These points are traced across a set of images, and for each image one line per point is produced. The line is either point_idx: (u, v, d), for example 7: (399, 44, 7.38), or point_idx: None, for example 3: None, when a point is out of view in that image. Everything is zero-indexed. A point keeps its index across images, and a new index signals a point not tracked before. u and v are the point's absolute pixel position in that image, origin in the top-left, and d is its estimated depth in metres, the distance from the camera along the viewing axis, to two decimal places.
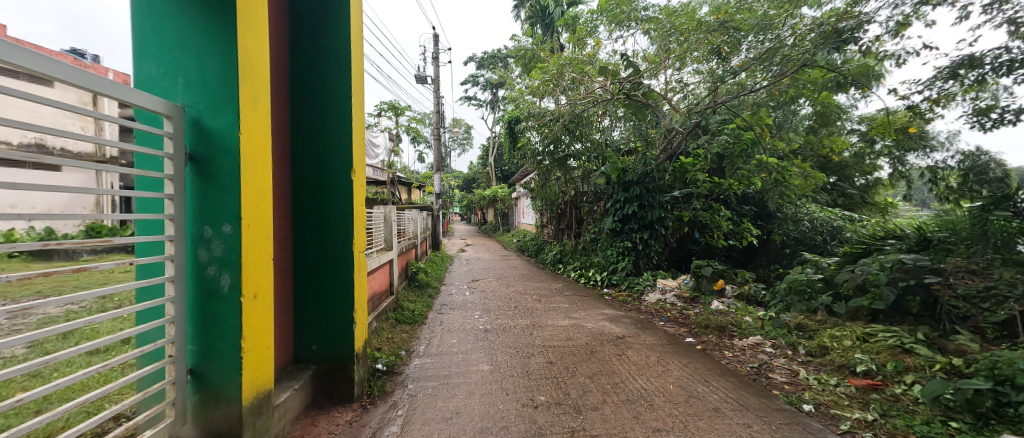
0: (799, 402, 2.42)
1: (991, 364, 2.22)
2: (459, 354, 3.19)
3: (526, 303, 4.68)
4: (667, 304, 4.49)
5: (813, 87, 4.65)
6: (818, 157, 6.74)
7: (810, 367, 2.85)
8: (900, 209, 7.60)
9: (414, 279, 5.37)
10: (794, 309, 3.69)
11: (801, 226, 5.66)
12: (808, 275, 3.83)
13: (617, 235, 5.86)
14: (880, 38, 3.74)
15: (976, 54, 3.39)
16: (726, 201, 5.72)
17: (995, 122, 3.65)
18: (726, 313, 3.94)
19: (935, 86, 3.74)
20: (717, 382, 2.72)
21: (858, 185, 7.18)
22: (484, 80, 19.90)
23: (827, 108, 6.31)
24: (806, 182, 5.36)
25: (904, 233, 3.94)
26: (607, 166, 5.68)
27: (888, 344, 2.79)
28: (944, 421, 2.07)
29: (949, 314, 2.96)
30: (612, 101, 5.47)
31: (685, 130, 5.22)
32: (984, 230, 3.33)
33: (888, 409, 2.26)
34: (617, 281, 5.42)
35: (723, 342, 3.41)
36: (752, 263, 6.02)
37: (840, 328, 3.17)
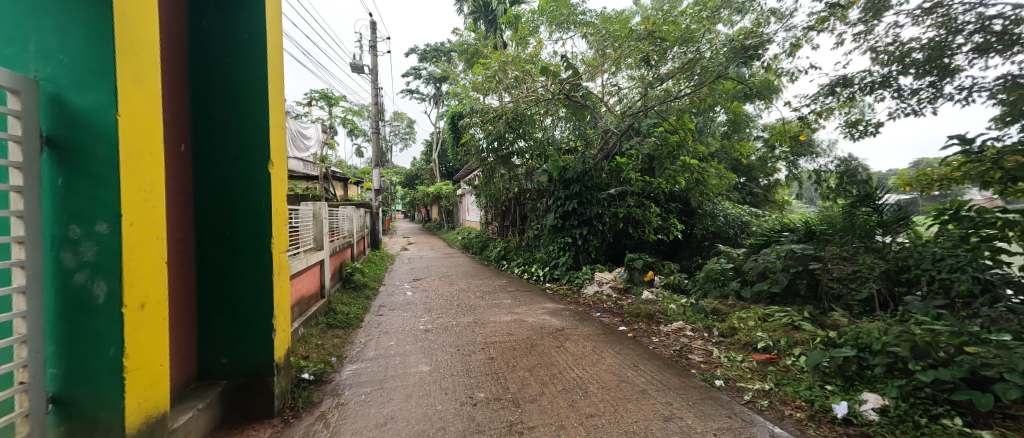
0: (712, 379, 2.72)
1: (856, 334, 2.67)
2: (396, 357, 3.06)
3: (469, 301, 4.64)
4: (603, 295, 4.73)
5: (726, 96, 5.15)
6: (731, 160, 7.51)
7: (722, 346, 3.20)
8: (794, 207, 8.80)
9: (350, 280, 5.06)
10: (711, 296, 4.12)
11: (717, 221, 6.24)
12: (722, 265, 4.29)
13: (558, 231, 6.02)
14: (778, 57, 4.28)
15: (848, 76, 4.01)
16: (655, 199, 6.17)
17: (861, 133, 4.36)
18: (654, 302, 4.27)
19: (818, 101, 4.37)
20: (645, 366, 2.93)
21: (762, 185, 8.16)
22: (428, 74, 19.40)
23: (739, 117, 7.03)
24: (721, 182, 5.95)
25: (795, 227, 4.58)
26: (549, 164, 5.81)
27: (782, 323, 3.22)
28: (821, 385, 2.46)
29: (828, 294, 3.51)
30: (553, 101, 5.62)
31: (619, 132, 5.54)
32: (852, 224, 3.97)
33: (781, 378, 2.63)
34: (558, 276, 5.60)
35: (651, 329, 3.69)
36: (677, 255, 6.57)
37: (745, 311, 3.60)
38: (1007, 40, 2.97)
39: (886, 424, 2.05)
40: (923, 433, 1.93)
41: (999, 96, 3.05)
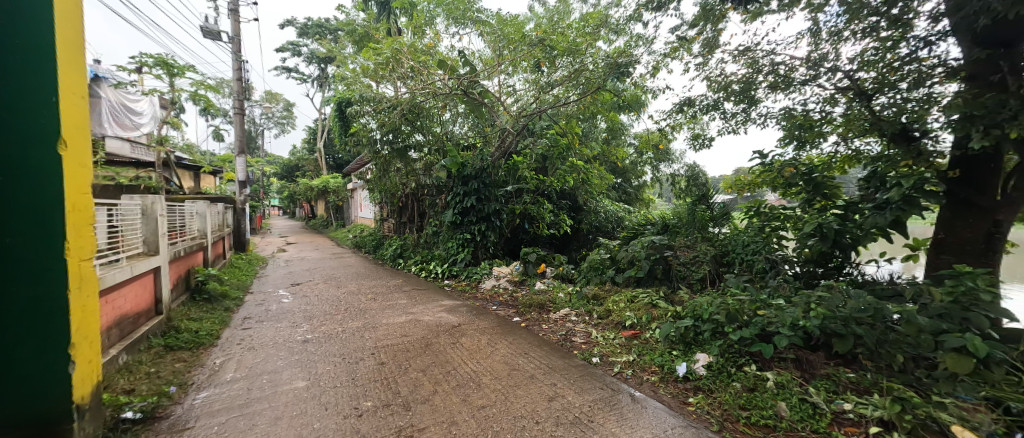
0: (590, 357, 3.08)
1: (693, 307, 3.31)
2: (264, 376, 2.64)
3: (359, 304, 4.29)
4: (500, 289, 4.90)
5: (606, 106, 5.80)
6: (610, 163, 8.50)
7: (599, 327, 3.63)
8: (657, 204, 10.45)
9: (203, 290, 4.18)
10: (592, 282, 4.64)
11: (599, 216, 7.02)
12: (602, 255, 4.86)
13: (457, 227, 6.00)
14: (644, 75, 4.99)
15: (691, 98, 4.92)
16: (549, 196, 6.63)
17: (701, 146, 5.39)
18: (546, 292, 4.61)
19: (672, 116, 5.26)
20: (534, 352, 3.14)
21: (634, 186, 9.44)
22: (310, 52, 17.18)
23: (616, 125, 8.00)
24: (602, 182, 6.68)
25: (656, 222, 5.50)
26: (447, 159, 5.72)
27: (644, 302, 3.81)
28: (669, 351, 3.03)
29: (677, 276, 4.27)
30: (451, 96, 5.55)
31: (515, 132, 5.77)
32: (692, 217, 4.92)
33: (642, 349, 3.13)
34: (457, 272, 5.58)
35: (542, 317, 3.97)
36: (567, 248, 7.20)
37: (618, 294, 4.15)
38: (786, 81, 3.98)
39: (710, 376, 2.64)
40: (732, 379, 2.57)
41: (780, 123, 4.10)
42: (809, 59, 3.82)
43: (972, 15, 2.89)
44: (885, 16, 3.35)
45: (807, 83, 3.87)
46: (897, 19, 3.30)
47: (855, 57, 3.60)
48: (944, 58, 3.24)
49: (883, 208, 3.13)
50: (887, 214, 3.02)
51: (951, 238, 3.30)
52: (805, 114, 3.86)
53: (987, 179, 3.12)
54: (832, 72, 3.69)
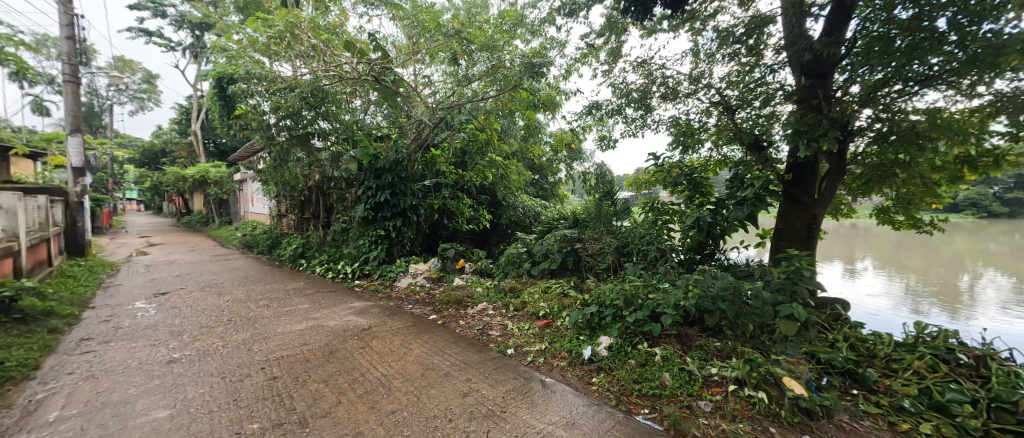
0: (505, 348, 3.16)
1: (597, 294, 3.60)
2: (108, 409, 2.12)
3: (249, 313, 3.74)
4: (416, 286, 4.73)
5: (523, 104, 5.93)
6: (528, 160, 8.78)
7: (515, 319, 3.74)
8: (571, 200, 11.12)
9: (14, 309, 3.21)
10: (510, 276, 4.76)
11: (517, 211, 7.20)
12: (519, 249, 5.02)
13: (369, 223, 5.61)
14: (557, 77, 5.24)
15: (598, 102, 5.33)
16: (468, 191, 6.63)
17: (606, 146, 5.89)
18: (464, 287, 4.59)
19: (582, 118, 5.63)
20: (449, 349, 3.10)
21: (550, 182, 9.90)
22: (182, 15, 14.33)
23: (533, 123, 8.28)
24: (519, 178, 6.77)
25: (568, 217, 5.88)
26: (356, 149, 5.29)
27: (557, 292, 4.04)
28: (577, 337, 3.26)
29: (586, 266, 4.62)
30: (361, 82, 5.15)
31: (432, 124, 5.57)
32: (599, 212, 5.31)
33: (554, 337, 3.31)
34: (369, 271, 5.22)
35: (459, 313, 3.94)
36: (487, 242, 7.30)
37: (533, 286, 4.33)
38: (674, 93, 4.55)
39: (610, 356, 2.91)
40: (629, 357, 2.86)
41: (669, 130, 4.68)
42: (691, 75, 4.42)
43: (801, 52, 3.64)
44: (745, 44, 4.03)
45: (690, 96, 4.48)
46: (753, 48, 4.00)
47: (724, 77, 4.27)
48: (782, 83, 4.04)
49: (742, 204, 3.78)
50: (744, 209, 3.67)
51: (786, 228, 4.14)
52: (688, 123, 4.47)
53: (808, 181, 3.99)
54: (708, 88, 4.33)
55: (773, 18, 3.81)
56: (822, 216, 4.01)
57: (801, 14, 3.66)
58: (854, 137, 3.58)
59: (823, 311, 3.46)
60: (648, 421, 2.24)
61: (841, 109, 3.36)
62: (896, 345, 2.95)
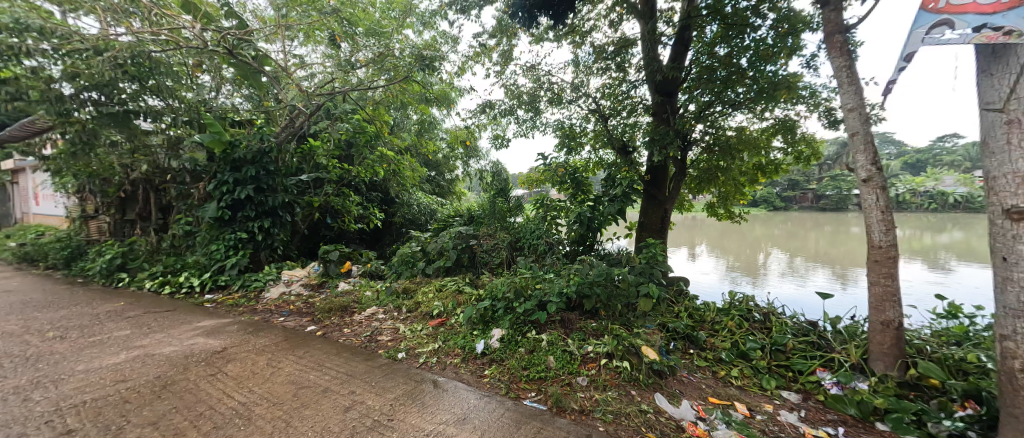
0: (395, 353, 3.00)
1: (490, 289, 3.71)
2: None
3: (28, 350, 2.74)
4: (291, 296, 4.14)
5: (414, 97, 5.70)
6: (423, 156, 8.53)
7: (407, 321, 3.59)
8: (468, 197, 11.20)
9: None
10: (403, 276, 4.58)
11: (412, 209, 6.94)
12: (412, 248, 4.86)
13: (227, 225, 4.69)
14: (451, 73, 5.18)
15: (491, 102, 5.48)
16: (356, 187, 6.22)
17: (500, 145, 6.08)
18: (350, 292, 4.22)
19: (477, 116, 5.70)
20: (330, 363, 2.80)
21: (447, 179, 9.78)
22: None
23: (427, 118, 8.04)
24: (413, 174, 6.33)
25: (463, 214, 5.95)
26: (205, 134, 4.36)
27: (451, 289, 4.04)
28: (471, 332, 3.29)
29: (480, 262, 4.71)
30: (209, 53, 4.26)
31: (308, 112, 4.93)
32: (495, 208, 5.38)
33: (448, 335, 3.29)
34: (227, 282, 4.36)
35: (344, 321, 3.59)
36: (379, 242, 6.98)
37: (428, 285, 4.24)
38: (558, 98, 4.95)
39: (502, 347, 3.02)
40: (518, 346, 3.02)
41: (556, 132, 5.10)
42: (572, 84, 4.87)
43: (655, 72, 4.35)
44: (614, 61, 4.62)
45: (572, 103, 4.93)
46: (620, 65, 4.61)
47: (599, 88, 4.82)
48: (642, 98, 4.77)
49: (614, 201, 4.36)
50: (615, 205, 4.30)
51: (646, 221, 4.91)
52: (571, 127, 4.94)
53: (662, 182, 4.79)
54: (587, 97, 4.84)
55: (634, 41, 4.46)
56: (671, 211, 4.88)
57: (654, 41, 4.37)
58: (691, 146, 4.44)
59: (671, 288, 4.22)
60: (535, 403, 2.39)
61: (682, 123, 4.12)
62: (718, 310, 3.78)
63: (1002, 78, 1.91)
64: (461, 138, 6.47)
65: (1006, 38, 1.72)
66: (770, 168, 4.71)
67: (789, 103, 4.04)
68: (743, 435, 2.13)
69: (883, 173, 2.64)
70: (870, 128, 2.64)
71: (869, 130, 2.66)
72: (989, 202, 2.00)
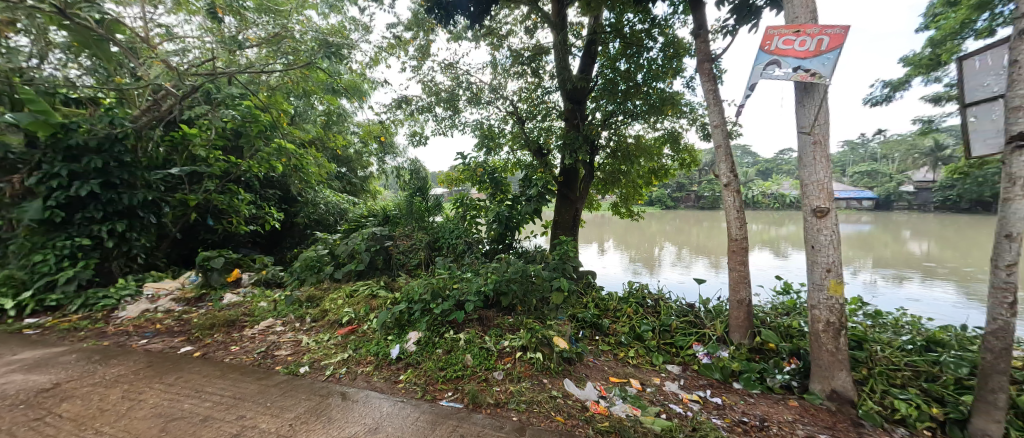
0: (297, 368, 2.72)
1: (406, 291, 3.59)
2: None
3: None
4: (158, 313, 3.47)
5: (318, 86, 5.20)
6: (332, 151, 7.83)
7: (311, 332, 3.30)
8: (383, 195, 10.63)
9: None
10: (307, 283, 4.18)
11: (319, 208, 6.34)
12: (318, 251, 4.45)
13: (60, 229, 3.72)
14: (362, 64, 4.85)
15: (407, 97, 5.29)
16: (248, 184, 5.46)
17: (417, 142, 5.90)
18: (240, 305, 3.71)
19: (392, 111, 5.45)
20: (213, 387, 2.40)
21: (360, 176, 9.14)
22: None
23: (335, 109, 7.38)
24: (320, 170, 5.76)
25: (378, 215, 5.66)
26: (21, 114, 3.40)
27: (364, 294, 3.83)
28: (385, 337, 3.16)
29: (396, 264, 4.56)
30: (27, 9, 3.31)
31: (181, 93, 4.15)
32: (411, 207, 5.21)
33: (359, 343, 3.10)
34: (61, 301, 3.45)
35: (231, 337, 3.14)
36: (277, 246, 6.36)
37: (336, 291, 3.95)
38: (477, 98, 4.99)
39: (418, 350, 2.95)
40: (435, 347, 2.99)
41: (475, 132, 5.15)
42: (490, 85, 4.96)
43: (565, 81, 4.69)
44: (530, 67, 4.82)
45: (490, 104, 5.02)
46: (535, 71, 4.83)
47: (516, 91, 5.00)
48: (556, 104, 5.08)
49: (530, 200, 4.56)
50: (532, 204, 4.50)
51: (559, 219, 5.25)
52: (490, 128, 5.05)
53: (573, 183, 5.17)
54: (504, 99, 4.98)
55: (548, 50, 4.73)
56: (581, 210, 5.30)
57: (565, 51, 4.70)
58: (598, 150, 4.90)
59: (581, 281, 4.59)
60: (451, 402, 2.40)
61: (590, 130, 4.52)
62: (618, 299, 4.23)
63: (810, 108, 2.51)
64: (376, 133, 6.11)
65: (813, 78, 2.38)
66: (661, 173, 5.41)
67: (675, 117, 4.71)
68: (635, 407, 2.44)
69: (738, 179, 3.24)
70: (729, 142, 3.22)
71: (729, 143, 3.25)
72: (803, 203, 2.62)
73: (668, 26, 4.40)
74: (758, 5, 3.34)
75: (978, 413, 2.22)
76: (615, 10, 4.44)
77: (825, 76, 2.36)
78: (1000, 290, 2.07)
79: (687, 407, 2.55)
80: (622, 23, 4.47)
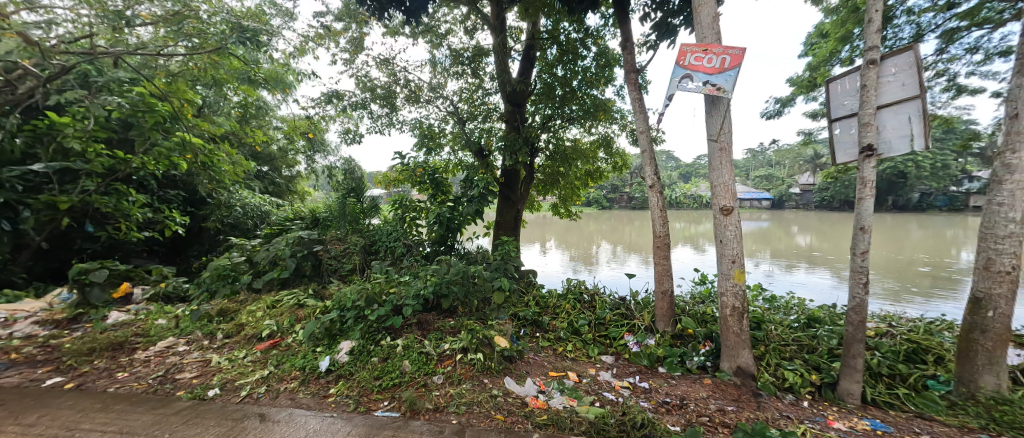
0: (204, 391, 2.39)
1: (338, 299, 3.36)
2: None
3: None
4: (14, 341, 2.85)
5: (232, 75, 4.66)
6: (250, 148, 7.06)
7: (223, 349, 2.94)
8: (312, 196, 9.83)
9: None
10: (219, 295, 3.73)
11: (234, 211, 5.69)
12: (233, 259, 3.99)
13: None
14: (285, 53, 4.46)
15: (339, 92, 4.97)
16: (143, 183, 4.71)
17: (351, 140, 5.56)
18: (130, 324, 3.19)
19: (321, 106, 5.08)
20: (90, 423, 2.00)
21: (285, 176, 8.37)
22: None
23: (254, 102, 6.68)
24: (236, 168, 5.16)
25: (307, 218, 5.25)
26: None
27: (289, 305, 3.53)
28: (313, 349, 2.93)
29: (326, 270, 4.26)
30: None
31: (48, 73, 3.45)
32: (344, 210, 4.89)
33: (281, 358, 2.84)
34: None
35: (118, 362, 2.68)
36: (182, 255, 5.62)
37: (255, 303, 3.58)
38: (416, 96, 4.85)
39: (351, 360, 2.78)
40: (370, 355, 2.85)
41: (414, 132, 5.01)
42: (430, 83, 4.86)
43: (505, 83, 4.76)
44: (469, 67, 4.82)
45: (429, 103, 4.92)
46: (476, 71, 4.84)
47: (457, 92, 4.96)
48: (496, 106, 5.14)
49: (471, 201, 4.55)
50: (473, 205, 4.49)
51: (501, 220, 5.30)
52: (429, 127, 4.96)
53: (514, 184, 5.26)
54: (444, 98, 4.91)
55: (487, 51, 4.76)
56: (522, 210, 5.40)
57: (504, 54, 4.77)
58: (538, 152, 5.05)
59: (522, 280, 4.68)
60: (387, 412, 2.29)
61: (529, 132, 4.64)
62: (558, 296, 4.40)
63: (716, 118, 2.85)
64: (304, 129, 5.65)
65: (717, 92, 2.70)
66: (596, 175, 5.73)
67: (607, 123, 5.02)
68: (572, 398, 2.55)
69: (660, 181, 3.56)
70: (653, 147, 3.51)
71: (652, 148, 3.55)
72: (712, 203, 2.95)
73: (600, 37, 4.68)
74: (675, 24, 3.70)
75: (844, 376, 2.69)
76: (552, 18, 4.62)
77: (727, 90, 2.69)
78: (857, 274, 2.52)
79: (618, 393, 2.73)
80: (558, 31, 4.67)
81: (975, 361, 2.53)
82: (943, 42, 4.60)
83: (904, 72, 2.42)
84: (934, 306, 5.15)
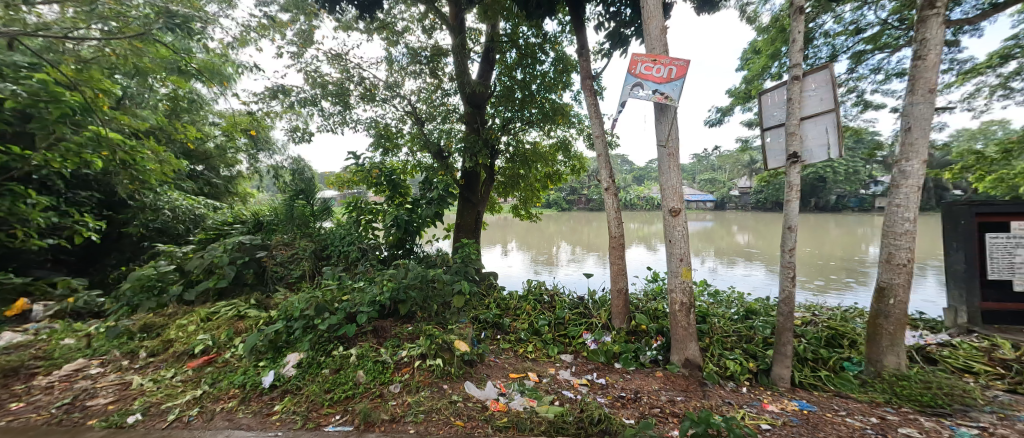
0: (122, 418, 2.12)
1: (284, 308, 3.14)
2: None
3: None
4: None
5: (160, 63, 4.21)
6: (181, 145, 6.41)
7: (147, 370, 2.64)
8: (255, 198, 9.10)
9: None
10: (143, 309, 3.35)
11: (162, 215, 5.13)
12: (160, 268, 3.60)
13: None
14: (224, 44, 4.11)
15: (285, 87, 4.66)
16: (46, 183, 4.10)
17: (299, 139, 5.24)
18: (29, 346, 2.77)
19: (266, 102, 4.73)
20: None
21: (223, 176, 7.66)
22: None
23: (187, 94, 6.08)
24: (165, 168, 4.66)
25: (249, 222, 4.86)
26: None
27: (227, 317, 3.25)
28: (255, 364, 2.71)
29: (271, 277, 3.98)
30: None
31: None
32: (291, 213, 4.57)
33: (217, 375, 2.60)
34: None
35: (10, 391, 2.31)
36: (97, 264, 4.99)
37: (187, 316, 3.26)
38: (371, 95, 4.67)
39: (298, 374, 2.61)
40: (321, 367, 2.69)
41: (369, 131, 4.82)
42: (386, 82, 4.71)
43: (465, 84, 4.73)
44: (428, 67, 4.73)
45: (386, 101, 4.76)
46: (434, 71, 4.75)
47: (414, 91, 4.85)
48: (456, 107, 5.09)
49: (430, 203, 4.45)
50: (432, 208, 4.39)
51: (461, 222, 5.25)
52: (386, 127, 4.79)
53: (474, 186, 5.24)
54: (401, 98, 4.77)
55: (446, 52, 4.70)
56: (482, 213, 5.38)
57: (464, 55, 4.74)
58: (498, 154, 5.08)
59: (483, 282, 4.66)
60: (339, 427, 2.17)
61: (489, 134, 4.65)
62: (518, 297, 4.42)
63: (665, 125, 3.01)
64: (246, 126, 5.22)
65: (665, 100, 2.87)
66: (556, 178, 5.85)
67: (566, 127, 5.16)
68: (532, 398, 2.57)
69: (615, 184, 3.70)
70: (608, 151, 3.64)
71: (608, 152, 3.68)
72: (662, 205, 3.12)
73: (558, 43, 4.80)
74: (627, 34, 3.88)
75: (776, 362, 2.95)
76: (511, 21, 4.67)
77: (674, 99, 2.86)
78: (785, 269, 2.79)
79: (576, 390, 2.79)
80: (518, 35, 4.72)
81: (880, 343, 2.89)
82: (853, 62, 5.22)
83: (823, 89, 2.69)
84: (849, 296, 5.82)
